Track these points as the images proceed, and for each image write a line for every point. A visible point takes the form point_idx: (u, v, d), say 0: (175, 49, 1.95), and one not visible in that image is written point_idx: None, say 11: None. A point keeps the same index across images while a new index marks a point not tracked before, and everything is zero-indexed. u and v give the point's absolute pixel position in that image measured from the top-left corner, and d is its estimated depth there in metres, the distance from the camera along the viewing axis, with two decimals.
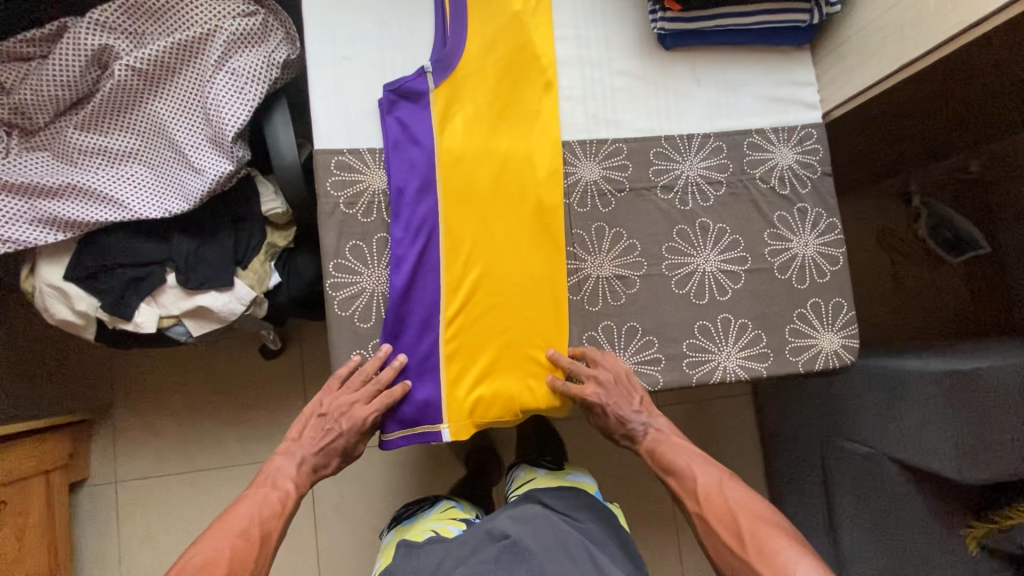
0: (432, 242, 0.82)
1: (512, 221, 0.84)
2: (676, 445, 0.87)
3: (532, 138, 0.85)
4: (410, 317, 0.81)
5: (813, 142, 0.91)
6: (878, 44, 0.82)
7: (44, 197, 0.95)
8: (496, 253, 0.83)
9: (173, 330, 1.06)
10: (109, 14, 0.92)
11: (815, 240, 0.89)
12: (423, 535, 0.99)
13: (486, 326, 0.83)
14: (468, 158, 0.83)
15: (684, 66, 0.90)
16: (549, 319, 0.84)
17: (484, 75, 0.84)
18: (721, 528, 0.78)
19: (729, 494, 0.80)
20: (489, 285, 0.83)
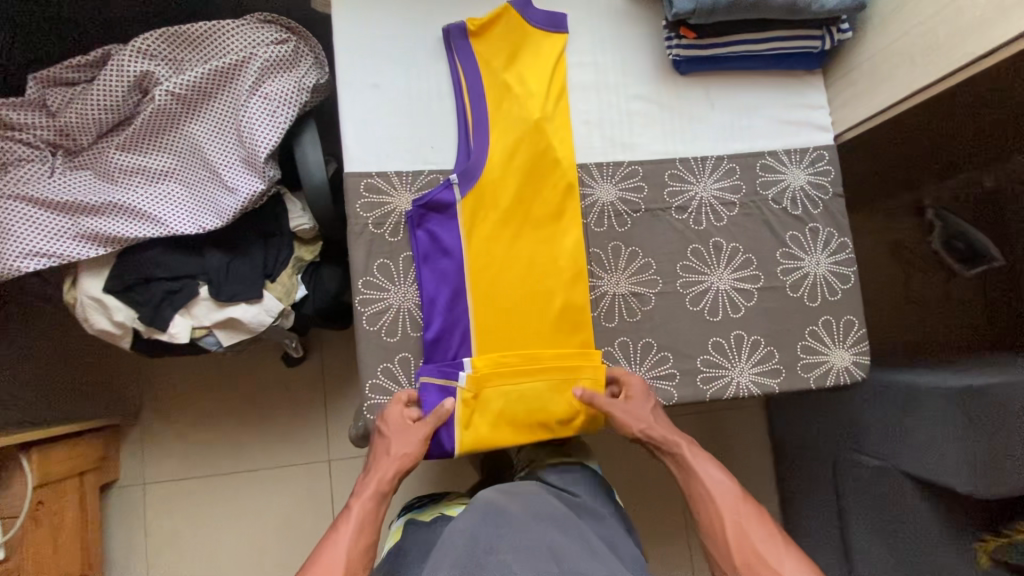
0: (461, 388, 0.84)
1: (533, 337, 0.86)
2: (689, 456, 0.88)
3: (553, 172, 0.88)
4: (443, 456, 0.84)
5: (825, 163, 0.93)
6: (888, 70, 0.84)
7: (87, 214, 1.01)
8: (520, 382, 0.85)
9: (204, 340, 1.11)
10: (150, 42, 0.96)
11: (826, 259, 0.91)
12: (431, 516, 1.01)
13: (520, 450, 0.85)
14: (492, 281, 0.86)
15: (698, 91, 0.93)
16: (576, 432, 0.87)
17: (508, 179, 0.86)
18: (721, 551, 0.80)
19: (752, 534, 0.79)
20: (516, 410, 0.85)
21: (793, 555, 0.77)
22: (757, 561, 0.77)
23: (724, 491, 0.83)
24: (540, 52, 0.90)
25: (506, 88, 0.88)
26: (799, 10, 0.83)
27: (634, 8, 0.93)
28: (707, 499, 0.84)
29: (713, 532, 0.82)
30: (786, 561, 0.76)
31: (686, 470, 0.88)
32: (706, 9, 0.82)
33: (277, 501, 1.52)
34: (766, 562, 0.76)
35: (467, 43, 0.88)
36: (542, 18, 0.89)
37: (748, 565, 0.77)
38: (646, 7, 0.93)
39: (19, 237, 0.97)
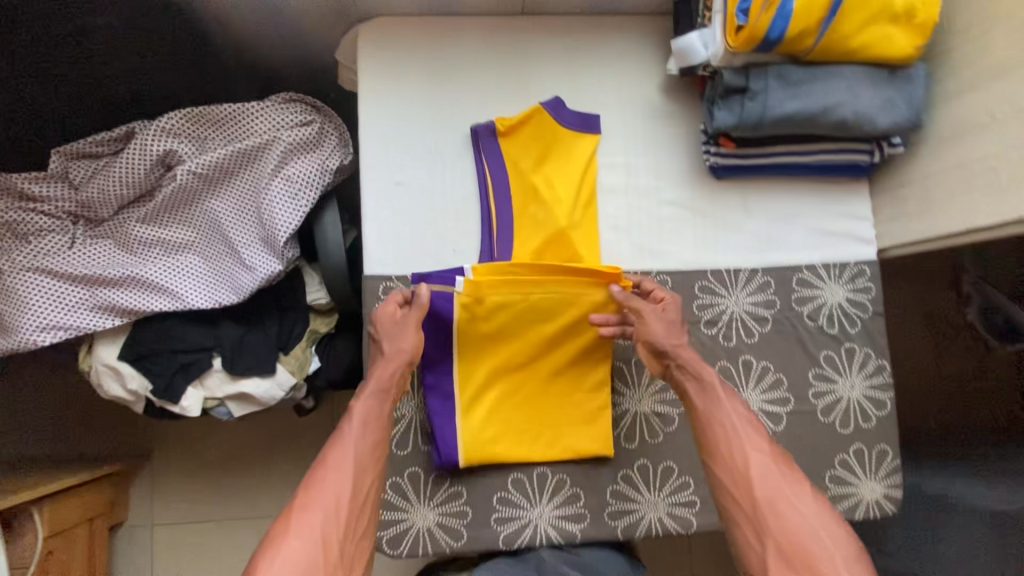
0: (455, 291, 0.79)
1: (541, 390, 0.84)
2: (717, 384, 0.75)
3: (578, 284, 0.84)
4: (434, 428, 0.81)
5: (865, 280, 0.88)
6: (941, 197, 0.78)
7: (104, 286, 1.00)
8: (524, 309, 0.81)
9: (215, 410, 1.11)
10: (175, 121, 0.95)
11: (862, 382, 0.87)
12: None
13: (513, 419, 0.83)
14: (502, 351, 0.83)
15: (734, 197, 0.88)
16: (582, 417, 0.84)
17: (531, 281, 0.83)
18: (739, 491, 0.68)
19: (777, 473, 0.68)
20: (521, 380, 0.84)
21: (816, 501, 0.67)
22: (781, 499, 0.66)
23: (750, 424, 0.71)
24: (571, 155, 0.86)
25: (534, 190, 0.84)
26: (848, 129, 0.78)
27: (670, 108, 0.89)
28: (728, 427, 0.72)
29: (732, 461, 0.70)
30: (810, 500, 0.67)
31: (707, 396, 0.74)
32: (749, 125, 0.77)
33: None
34: (792, 502, 0.66)
35: (496, 142, 0.85)
36: (573, 118, 0.86)
37: (770, 504, 0.66)
38: (683, 106, 0.89)
39: (37, 309, 0.97)
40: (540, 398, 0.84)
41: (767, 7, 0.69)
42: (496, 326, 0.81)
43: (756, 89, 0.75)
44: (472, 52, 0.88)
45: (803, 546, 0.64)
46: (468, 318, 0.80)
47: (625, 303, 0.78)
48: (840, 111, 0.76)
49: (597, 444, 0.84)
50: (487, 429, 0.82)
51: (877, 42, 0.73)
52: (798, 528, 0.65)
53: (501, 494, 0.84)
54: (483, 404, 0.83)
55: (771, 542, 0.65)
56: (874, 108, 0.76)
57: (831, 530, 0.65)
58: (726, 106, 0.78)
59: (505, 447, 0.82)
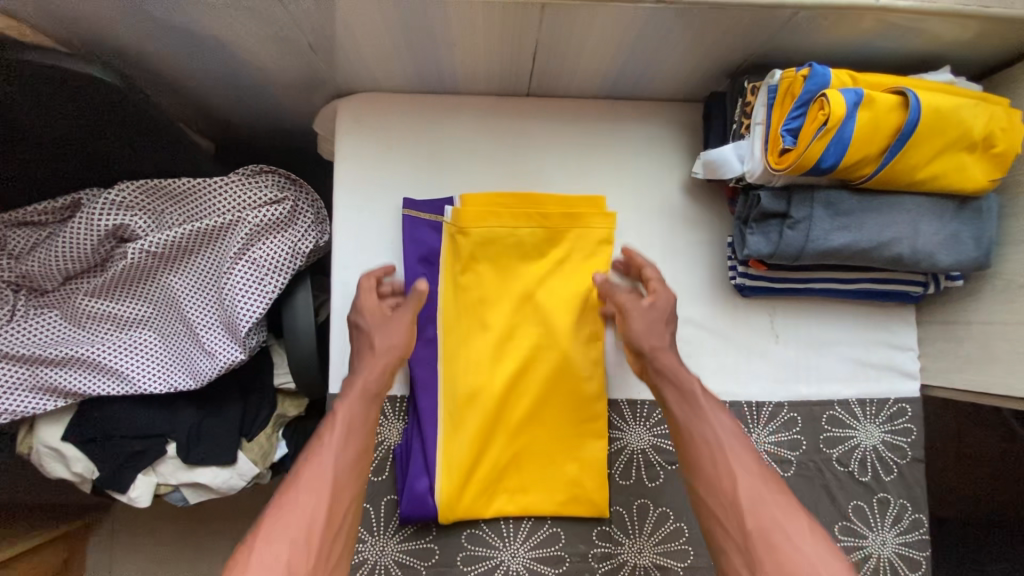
0: (444, 222, 0.73)
1: (533, 345, 0.73)
2: (700, 396, 0.63)
3: (576, 390, 0.73)
4: (415, 384, 0.72)
5: (905, 420, 0.77)
6: (1006, 350, 0.67)
7: (46, 365, 0.89)
8: (511, 245, 0.73)
9: (170, 496, 1.00)
10: (127, 192, 0.82)
11: (894, 538, 0.76)
12: None
13: (497, 381, 0.72)
14: (489, 305, 0.73)
15: (761, 319, 0.77)
16: (577, 383, 0.73)
17: (524, 269, 0.74)
18: (724, 517, 0.57)
19: (768, 498, 0.57)
20: (509, 322, 0.73)
21: (816, 530, 0.55)
22: (773, 527, 0.55)
23: (737, 443, 0.60)
24: (575, 262, 0.75)
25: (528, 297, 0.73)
26: (904, 265, 0.66)
27: (692, 212, 0.77)
28: (711, 446, 0.61)
29: (716, 483, 0.59)
30: (808, 531, 0.55)
31: (689, 405, 0.63)
32: (788, 255, 0.65)
33: None
34: (786, 531, 0.55)
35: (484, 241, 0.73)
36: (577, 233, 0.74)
37: (761, 531, 0.55)
38: (708, 211, 0.78)
39: None
40: (528, 358, 0.73)
41: (820, 134, 0.57)
42: (483, 262, 0.73)
43: (798, 217, 0.64)
44: (468, 138, 0.77)
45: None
46: (453, 250, 0.73)
47: (612, 295, 0.69)
48: (896, 246, 0.64)
49: (587, 446, 0.73)
50: (466, 387, 0.71)
51: (948, 172, 0.61)
52: (794, 566, 0.53)
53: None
54: (466, 350, 0.72)
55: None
56: (934, 245, 0.65)
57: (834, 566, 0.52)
58: (760, 230, 0.66)
59: (484, 425, 0.71)
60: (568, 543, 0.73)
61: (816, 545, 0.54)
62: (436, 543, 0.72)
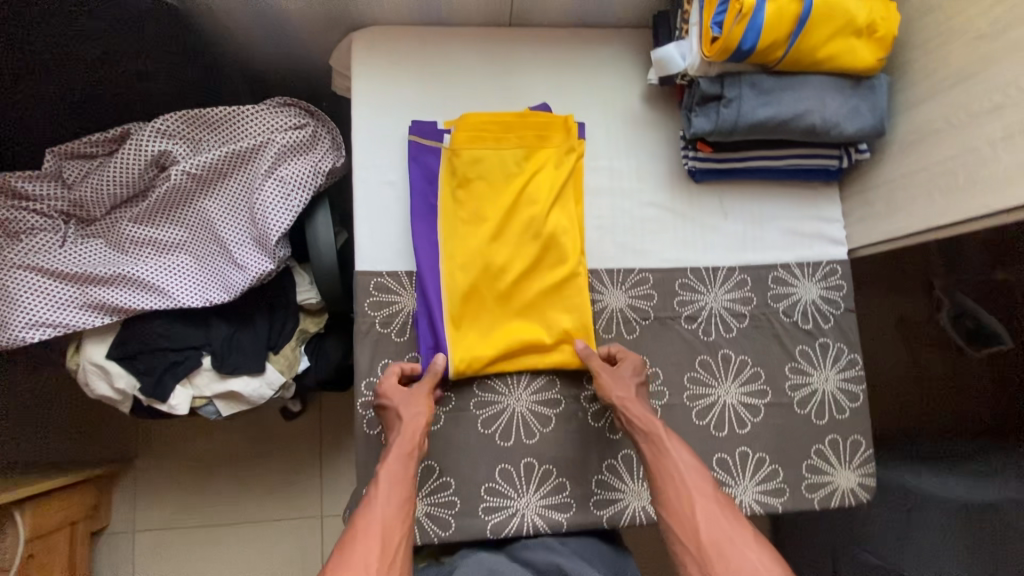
0: (443, 147, 0.86)
1: (518, 243, 0.84)
2: (664, 434, 0.77)
3: (555, 275, 0.85)
4: (420, 278, 0.83)
5: (837, 278, 0.93)
6: (905, 199, 0.83)
7: (94, 284, 1.00)
8: (496, 164, 0.85)
9: (204, 409, 1.11)
10: (170, 122, 0.97)
11: (835, 375, 0.91)
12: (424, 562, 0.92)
13: (490, 274, 0.83)
14: (479, 212, 0.84)
15: (712, 200, 0.92)
16: (556, 272, 0.84)
17: (507, 180, 0.85)
18: (687, 546, 0.68)
19: (722, 517, 0.69)
20: (497, 223, 0.84)
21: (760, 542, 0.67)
22: (713, 530, 0.68)
23: (696, 471, 0.74)
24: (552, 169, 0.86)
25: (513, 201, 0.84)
26: (818, 134, 0.83)
27: (651, 114, 0.93)
28: (675, 476, 0.74)
29: (681, 512, 0.71)
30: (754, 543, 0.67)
31: (656, 446, 0.76)
32: (724, 129, 0.81)
33: (269, 554, 1.50)
34: (725, 535, 0.67)
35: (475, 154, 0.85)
36: (552, 150, 0.86)
37: (716, 547, 0.67)
38: (664, 113, 0.93)
39: (25, 306, 0.97)
40: (514, 258, 0.84)
41: (738, 21, 0.74)
42: (473, 177, 0.84)
43: (730, 96, 0.80)
44: (462, 61, 0.92)
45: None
46: (449, 170, 0.85)
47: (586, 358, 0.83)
48: (810, 117, 0.81)
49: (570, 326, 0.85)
50: (464, 284, 0.83)
51: (843, 53, 0.78)
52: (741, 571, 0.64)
53: (487, 484, 0.83)
54: (462, 248, 0.83)
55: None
56: (840, 115, 0.81)
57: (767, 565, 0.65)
58: (702, 112, 0.82)
59: (482, 315, 0.84)
60: (562, 388, 0.87)
61: (761, 549, 0.66)
62: (453, 393, 0.85)
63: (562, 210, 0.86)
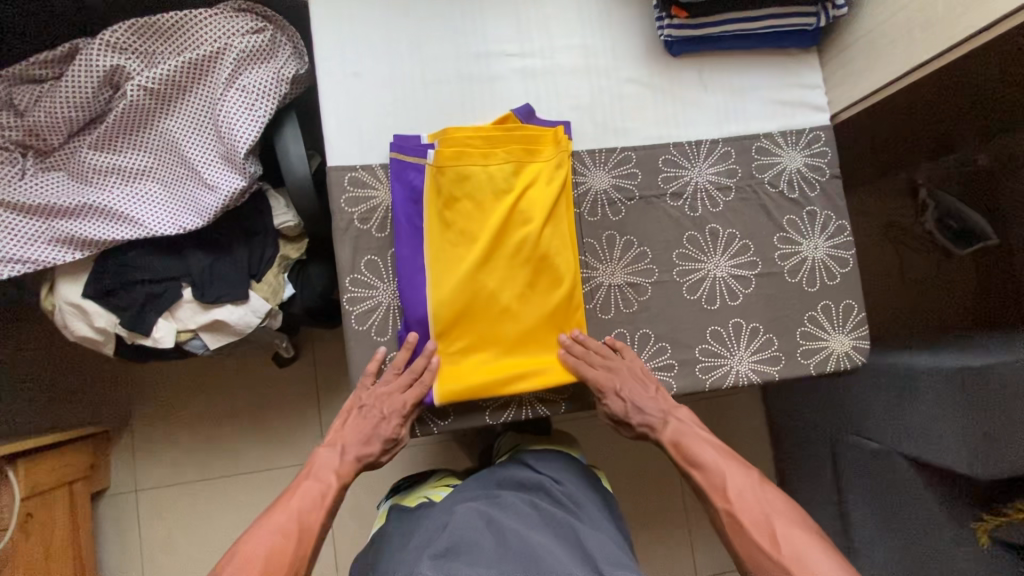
0: (427, 163, 0.82)
1: (510, 270, 0.82)
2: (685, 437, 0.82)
3: (548, 294, 0.83)
4: (405, 304, 0.81)
5: (821, 145, 0.91)
6: (885, 46, 0.81)
7: (61, 217, 0.97)
8: (483, 181, 0.82)
9: (190, 343, 1.08)
10: (119, 35, 0.92)
11: (824, 243, 0.90)
12: (416, 502, 0.98)
13: (479, 300, 0.81)
14: (468, 241, 0.82)
15: (691, 72, 0.90)
16: (549, 295, 0.83)
17: (494, 203, 0.82)
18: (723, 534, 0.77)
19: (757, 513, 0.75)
20: (486, 251, 0.81)
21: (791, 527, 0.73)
22: (757, 551, 0.72)
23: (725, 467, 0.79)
24: (544, 183, 0.83)
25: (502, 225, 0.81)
26: None
27: None
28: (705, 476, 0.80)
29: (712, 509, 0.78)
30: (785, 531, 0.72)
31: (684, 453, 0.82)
32: None
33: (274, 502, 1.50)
34: (767, 550, 0.71)
35: (460, 171, 0.81)
36: (544, 166, 0.83)
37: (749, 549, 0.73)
38: None
39: None
40: (506, 283, 0.81)
41: None
42: (461, 199, 0.82)
43: None
44: None
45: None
46: (435, 189, 0.82)
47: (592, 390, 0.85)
48: None
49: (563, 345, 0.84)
50: (453, 310, 0.80)
51: None
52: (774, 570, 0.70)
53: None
54: (451, 273, 0.80)
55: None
56: None
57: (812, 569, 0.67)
58: None
59: (472, 340, 0.82)
60: None
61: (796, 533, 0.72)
62: None
63: (555, 232, 0.83)
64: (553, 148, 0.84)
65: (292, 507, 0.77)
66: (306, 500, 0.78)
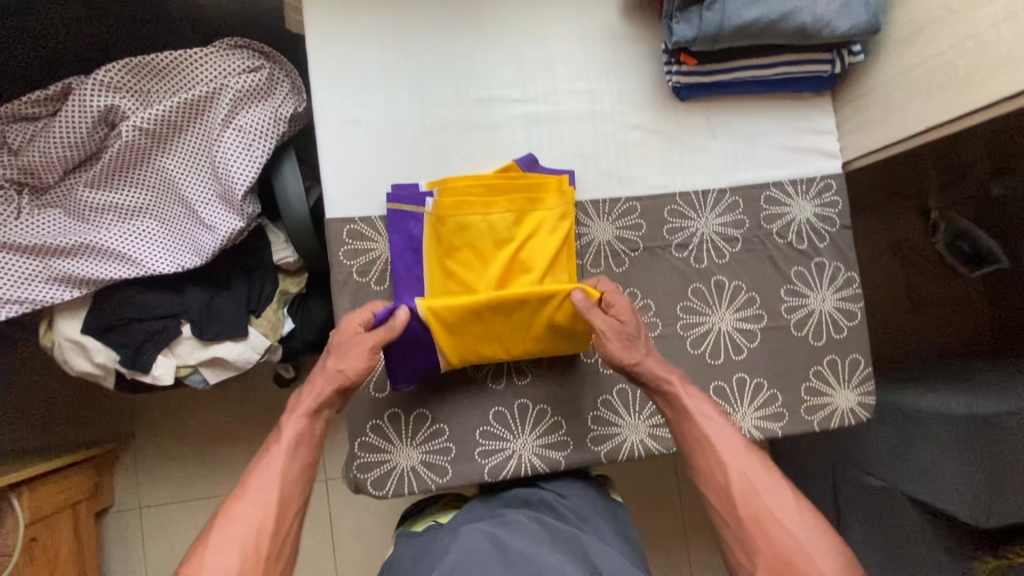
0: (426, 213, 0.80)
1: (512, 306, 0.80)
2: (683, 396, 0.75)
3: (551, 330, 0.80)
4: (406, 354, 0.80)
5: (832, 194, 0.88)
6: (901, 101, 0.78)
7: (57, 257, 0.95)
8: (483, 231, 0.80)
9: (190, 378, 1.07)
10: (113, 74, 0.90)
11: (832, 295, 0.88)
12: (422, 527, 0.94)
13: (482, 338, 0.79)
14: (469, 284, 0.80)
15: (699, 117, 0.87)
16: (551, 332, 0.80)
17: (495, 250, 0.81)
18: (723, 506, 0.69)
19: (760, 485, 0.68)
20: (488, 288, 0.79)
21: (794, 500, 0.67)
22: (765, 520, 0.66)
23: (721, 429, 0.73)
24: (546, 233, 0.81)
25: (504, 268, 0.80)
26: (808, 35, 0.76)
27: (630, 28, 0.86)
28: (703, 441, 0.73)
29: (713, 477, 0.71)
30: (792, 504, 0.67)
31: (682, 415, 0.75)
32: (709, 36, 0.75)
33: None
34: (778, 519, 0.66)
35: (459, 219, 0.79)
36: (547, 215, 0.81)
37: (757, 521, 0.66)
38: (644, 26, 0.87)
39: None
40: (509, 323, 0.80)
41: None
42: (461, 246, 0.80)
43: None
44: None
45: (796, 567, 0.62)
46: (434, 237, 0.80)
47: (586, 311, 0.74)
48: (799, 16, 0.75)
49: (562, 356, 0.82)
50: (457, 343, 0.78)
51: None
52: (786, 545, 0.64)
53: (496, 409, 0.82)
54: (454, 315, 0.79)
55: (761, 565, 0.64)
56: (830, 12, 0.75)
57: (823, 546, 0.63)
58: (684, 18, 0.76)
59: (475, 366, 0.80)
60: None
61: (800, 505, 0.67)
62: None
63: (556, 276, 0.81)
64: (556, 194, 0.81)
65: (249, 493, 0.66)
66: (278, 472, 0.68)
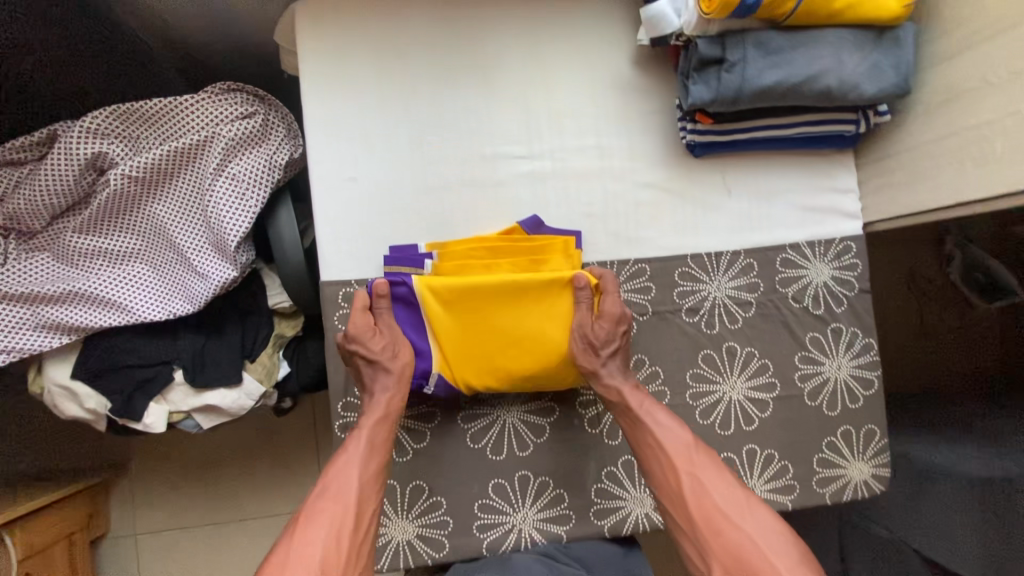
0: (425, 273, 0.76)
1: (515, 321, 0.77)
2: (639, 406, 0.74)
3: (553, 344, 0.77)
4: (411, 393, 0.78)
5: (851, 256, 0.84)
6: (930, 169, 0.74)
7: (44, 304, 0.92)
8: None
9: (183, 423, 1.05)
10: (100, 120, 0.86)
11: (849, 363, 0.84)
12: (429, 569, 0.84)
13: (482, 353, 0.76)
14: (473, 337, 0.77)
15: (714, 175, 0.83)
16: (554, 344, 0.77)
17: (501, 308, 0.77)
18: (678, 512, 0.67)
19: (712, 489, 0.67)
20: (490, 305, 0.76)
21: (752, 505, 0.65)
22: (720, 519, 0.64)
23: (673, 432, 0.72)
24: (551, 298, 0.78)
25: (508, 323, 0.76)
26: (833, 99, 0.72)
27: (643, 80, 0.82)
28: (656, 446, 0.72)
29: (667, 483, 0.69)
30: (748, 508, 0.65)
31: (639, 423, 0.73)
32: (728, 99, 0.71)
33: None
34: (732, 519, 0.64)
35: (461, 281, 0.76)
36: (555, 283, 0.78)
37: (711, 524, 0.64)
38: (658, 78, 0.82)
39: None
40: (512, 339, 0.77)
41: None
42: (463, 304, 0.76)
43: (734, 59, 0.69)
44: (421, 25, 0.79)
45: (748, 564, 0.61)
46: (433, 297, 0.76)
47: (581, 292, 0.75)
48: (825, 79, 0.70)
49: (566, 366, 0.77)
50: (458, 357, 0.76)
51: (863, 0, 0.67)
52: (740, 546, 0.62)
53: (496, 481, 0.79)
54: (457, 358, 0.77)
55: (716, 566, 0.62)
56: (858, 75, 0.70)
57: (773, 540, 0.62)
58: (702, 79, 0.71)
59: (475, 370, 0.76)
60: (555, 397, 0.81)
61: (755, 509, 0.65)
62: (438, 408, 0.79)
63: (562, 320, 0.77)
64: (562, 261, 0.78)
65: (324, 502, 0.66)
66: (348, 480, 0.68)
